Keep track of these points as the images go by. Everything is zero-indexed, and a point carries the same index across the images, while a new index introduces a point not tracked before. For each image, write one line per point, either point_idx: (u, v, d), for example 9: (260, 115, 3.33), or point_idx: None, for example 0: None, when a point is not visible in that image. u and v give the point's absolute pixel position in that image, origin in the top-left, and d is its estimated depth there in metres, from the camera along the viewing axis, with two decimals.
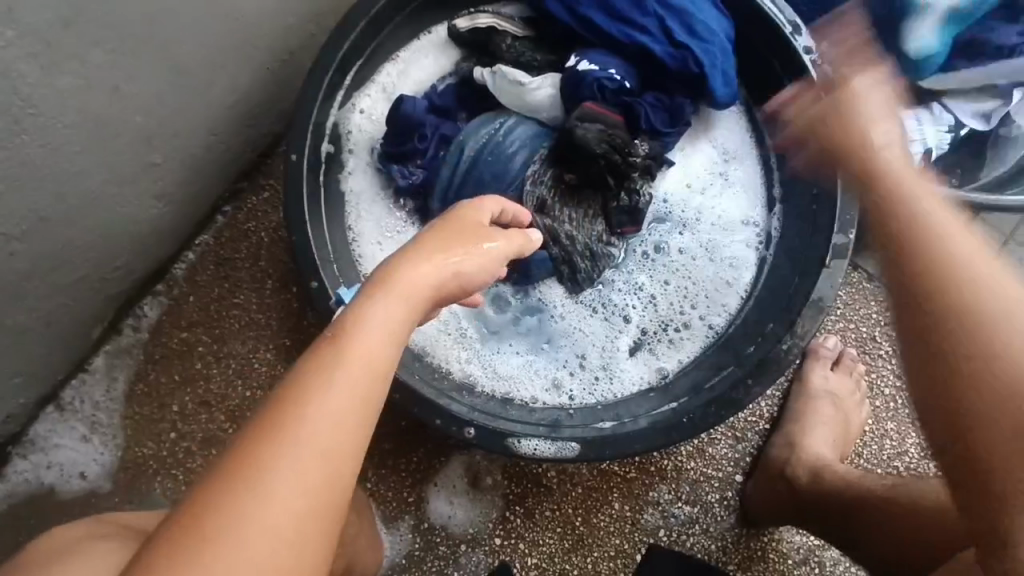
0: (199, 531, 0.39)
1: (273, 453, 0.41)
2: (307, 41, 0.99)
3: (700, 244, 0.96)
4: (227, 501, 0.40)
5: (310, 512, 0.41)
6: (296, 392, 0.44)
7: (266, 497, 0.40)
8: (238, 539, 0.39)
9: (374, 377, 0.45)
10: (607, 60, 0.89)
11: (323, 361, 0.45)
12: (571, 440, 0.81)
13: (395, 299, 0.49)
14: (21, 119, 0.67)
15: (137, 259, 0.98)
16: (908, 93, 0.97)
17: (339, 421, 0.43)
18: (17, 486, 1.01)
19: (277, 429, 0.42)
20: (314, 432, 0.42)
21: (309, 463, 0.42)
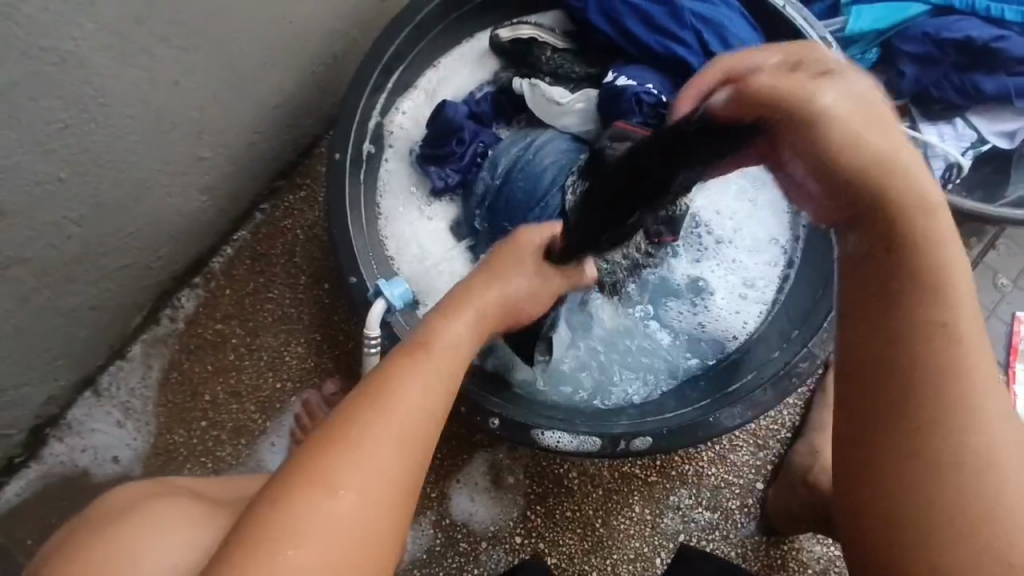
0: (305, 488, 0.47)
1: (373, 429, 0.50)
2: (351, 46, 1.03)
3: (722, 269, 0.99)
4: (334, 456, 0.48)
5: (406, 463, 0.50)
6: (386, 376, 0.55)
7: (367, 456, 0.49)
8: (352, 476, 0.48)
9: (445, 367, 0.58)
10: (645, 75, 0.92)
11: (404, 358, 0.57)
12: (594, 435, 0.84)
13: (456, 317, 0.64)
14: (89, 107, 0.72)
15: (179, 249, 1.01)
16: (933, 109, 1.00)
17: (424, 399, 0.54)
18: (51, 468, 1.04)
19: (376, 403, 0.52)
20: (406, 408, 0.53)
21: (396, 431, 0.51)
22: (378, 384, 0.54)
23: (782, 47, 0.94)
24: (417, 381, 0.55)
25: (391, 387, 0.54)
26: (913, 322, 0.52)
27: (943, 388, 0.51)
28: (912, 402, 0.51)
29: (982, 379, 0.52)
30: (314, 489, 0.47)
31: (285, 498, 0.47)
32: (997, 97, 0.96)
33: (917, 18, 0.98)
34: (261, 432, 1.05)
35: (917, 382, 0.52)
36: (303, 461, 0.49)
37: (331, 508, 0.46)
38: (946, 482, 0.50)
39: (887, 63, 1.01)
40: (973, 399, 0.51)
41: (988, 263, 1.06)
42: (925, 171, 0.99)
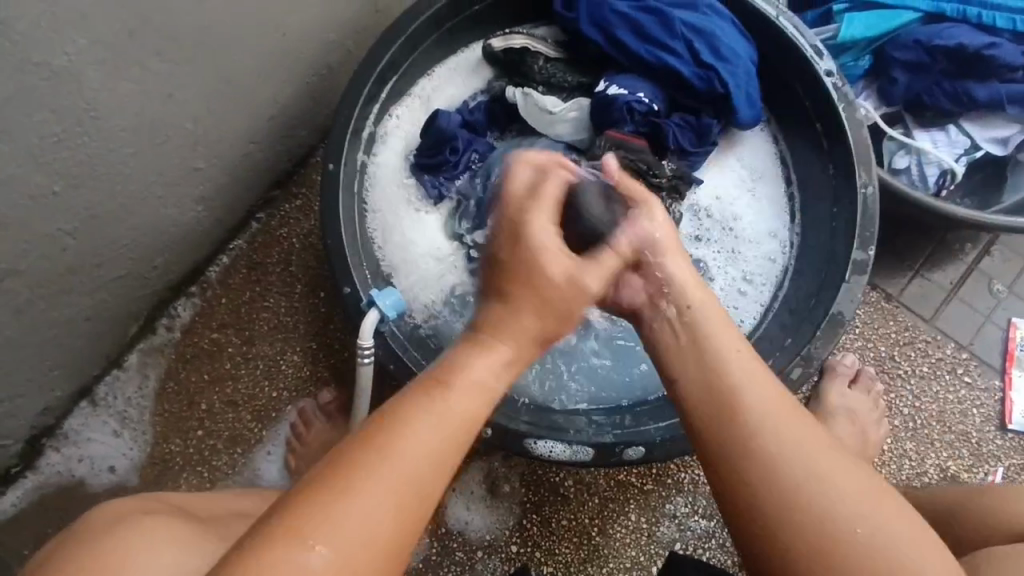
0: (285, 550, 0.42)
1: (368, 489, 0.45)
2: (345, 56, 1.04)
3: (723, 258, 0.98)
4: (328, 509, 0.44)
5: (402, 522, 0.45)
6: (402, 412, 0.48)
7: (357, 513, 0.44)
8: (340, 535, 0.43)
9: (465, 414, 0.50)
10: (637, 84, 0.92)
11: (423, 398, 0.50)
12: (586, 444, 0.84)
13: (492, 345, 0.54)
14: (83, 120, 0.72)
15: (175, 260, 1.01)
16: (925, 115, 1.00)
17: (434, 450, 0.48)
18: (48, 478, 1.04)
19: (381, 453, 0.46)
20: (413, 461, 0.47)
21: (399, 487, 0.46)
22: (388, 422, 0.48)
23: (774, 55, 0.95)
24: (429, 428, 0.48)
25: (399, 434, 0.47)
26: (715, 381, 0.56)
27: (757, 441, 0.53)
28: (738, 459, 0.53)
29: (792, 428, 0.54)
30: (293, 549, 0.42)
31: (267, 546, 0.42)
32: (989, 104, 0.96)
33: (908, 26, 0.98)
34: (257, 442, 1.05)
35: (741, 438, 0.53)
36: (294, 513, 0.44)
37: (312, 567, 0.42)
38: (806, 536, 0.50)
39: (880, 70, 1.01)
40: (788, 450, 0.52)
41: (983, 269, 1.06)
42: (918, 177, 0.99)
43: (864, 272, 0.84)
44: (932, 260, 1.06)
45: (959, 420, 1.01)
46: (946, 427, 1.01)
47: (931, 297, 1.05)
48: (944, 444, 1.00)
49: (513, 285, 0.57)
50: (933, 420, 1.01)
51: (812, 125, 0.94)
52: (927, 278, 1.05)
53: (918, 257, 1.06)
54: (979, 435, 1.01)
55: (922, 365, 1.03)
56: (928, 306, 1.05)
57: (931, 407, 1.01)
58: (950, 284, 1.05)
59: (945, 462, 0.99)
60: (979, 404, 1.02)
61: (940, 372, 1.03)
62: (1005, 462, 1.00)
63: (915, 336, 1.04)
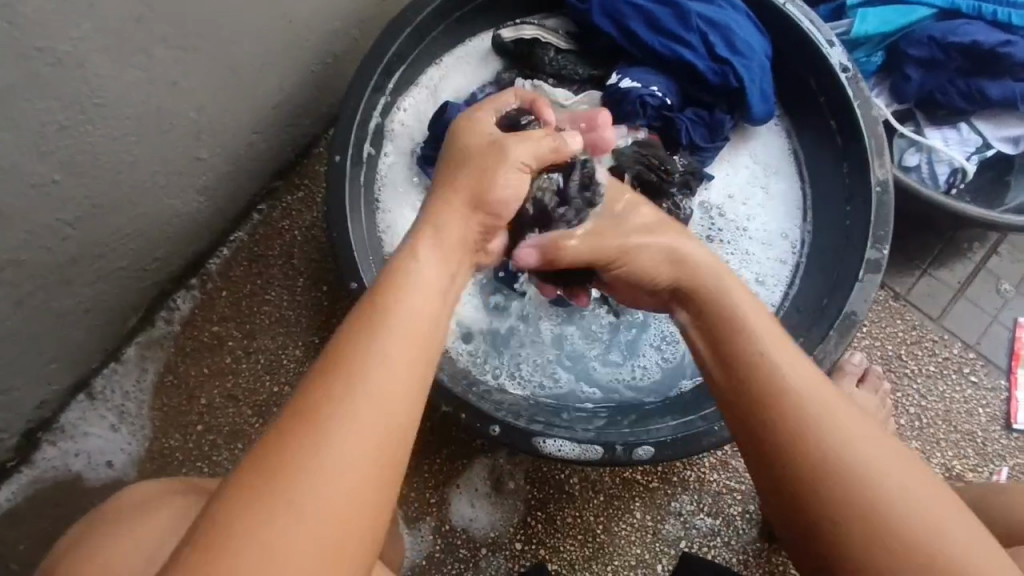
0: (273, 484, 0.41)
1: (345, 407, 0.43)
2: (351, 44, 1.01)
3: (735, 258, 0.97)
4: (292, 455, 0.42)
5: (374, 453, 0.43)
6: (351, 343, 0.46)
7: (326, 453, 0.42)
8: (309, 478, 0.41)
9: (423, 318, 0.49)
10: (649, 77, 0.91)
11: (371, 309, 0.48)
12: (596, 443, 0.83)
13: (427, 254, 0.55)
14: (87, 109, 0.70)
15: (176, 251, 0.99)
16: (937, 113, 1.00)
17: (394, 372, 0.46)
18: (44, 472, 1.02)
19: (347, 369, 0.45)
20: (381, 371, 0.45)
21: (367, 417, 0.43)
22: (340, 356, 0.46)
23: (787, 49, 0.94)
24: (382, 351, 0.46)
25: (361, 350, 0.46)
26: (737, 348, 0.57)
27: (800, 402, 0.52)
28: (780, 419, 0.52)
29: (830, 392, 0.53)
30: (281, 484, 0.41)
31: (234, 506, 0.40)
32: (1002, 103, 0.96)
33: (921, 22, 0.97)
34: (258, 437, 1.04)
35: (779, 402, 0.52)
36: (274, 448, 0.42)
37: (287, 512, 0.40)
38: (875, 517, 0.47)
39: (892, 67, 1.00)
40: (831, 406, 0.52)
41: (991, 268, 1.05)
42: (929, 176, 0.99)
43: (878, 271, 0.84)
44: (940, 259, 1.05)
45: (965, 419, 1.01)
46: (951, 426, 1.01)
47: (939, 296, 1.04)
48: (949, 443, 1.00)
49: (438, 211, 0.59)
50: (939, 419, 1.01)
51: (825, 122, 0.93)
52: (935, 277, 1.05)
53: (927, 256, 1.05)
54: (984, 434, 1.01)
55: (929, 365, 1.03)
56: (936, 305, 1.04)
57: (937, 406, 1.01)
58: (957, 283, 1.05)
59: (950, 461, 1.00)
60: (985, 404, 1.02)
61: (946, 371, 1.02)
62: (1010, 461, 1.00)
63: (923, 335, 1.03)
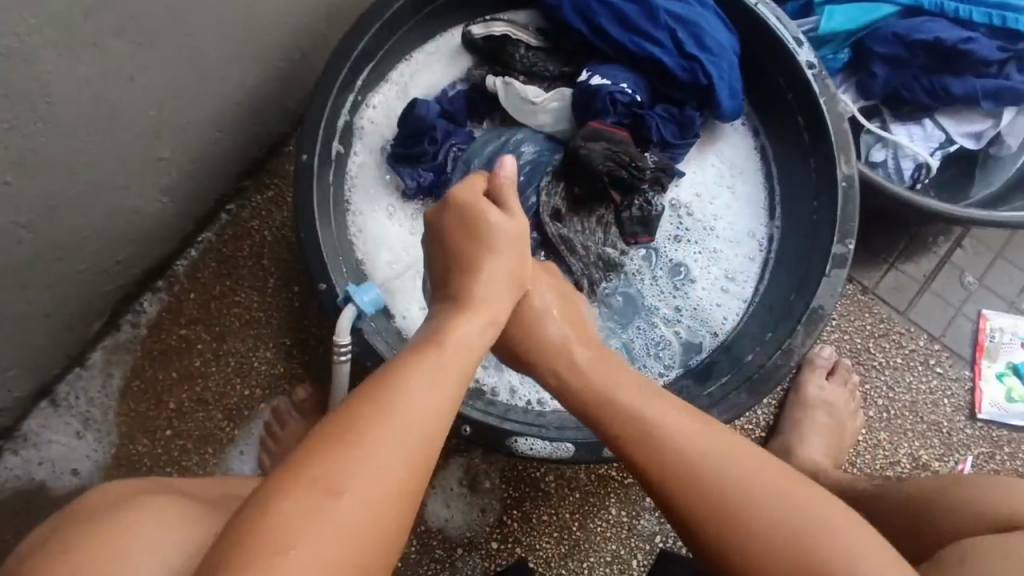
0: (310, 488, 0.44)
1: (384, 427, 0.48)
2: (318, 41, 1.00)
3: (703, 257, 0.98)
4: (349, 451, 0.46)
5: (417, 459, 0.48)
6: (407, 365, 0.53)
7: (378, 451, 0.47)
8: (360, 472, 0.45)
9: (460, 368, 0.55)
10: (619, 75, 0.91)
11: (419, 352, 0.55)
12: (568, 441, 0.83)
13: (469, 314, 0.62)
14: (37, 106, 0.68)
15: (140, 253, 0.97)
16: (902, 110, 1.01)
17: (441, 394, 0.52)
18: (6, 482, 0.99)
19: (387, 397, 0.50)
20: (417, 405, 0.50)
21: (418, 425, 0.49)
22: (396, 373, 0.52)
23: (755, 46, 0.94)
24: (433, 374, 0.53)
25: (405, 383, 0.51)
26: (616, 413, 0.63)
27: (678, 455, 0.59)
28: (660, 474, 0.59)
29: (708, 437, 0.61)
30: (320, 490, 0.44)
31: (291, 493, 0.44)
32: (964, 99, 0.97)
33: (886, 19, 0.99)
34: (229, 441, 1.02)
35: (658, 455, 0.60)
36: (314, 456, 0.46)
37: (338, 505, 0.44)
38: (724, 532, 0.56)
39: (858, 64, 1.02)
40: (702, 451, 0.59)
41: (955, 261, 1.08)
42: (894, 171, 1.00)
43: (844, 265, 0.85)
44: (906, 252, 1.07)
45: (931, 410, 1.03)
46: (918, 417, 1.03)
47: (906, 290, 1.06)
48: (916, 433, 1.02)
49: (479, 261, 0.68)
50: (906, 411, 1.03)
51: (793, 118, 0.94)
52: (902, 270, 1.07)
53: (893, 250, 1.07)
54: (950, 424, 1.03)
55: (896, 357, 1.04)
56: (903, 299, 1.06)
57: (904, 398, 1.03)
58: (923, 276, 1.07)
59: (917, 451, 1.02)
60: (950, 394, 1.04)
61: (913, 363, 1.04)
62: (973, 450, 1.02)
63: (890, 328, 1.05)
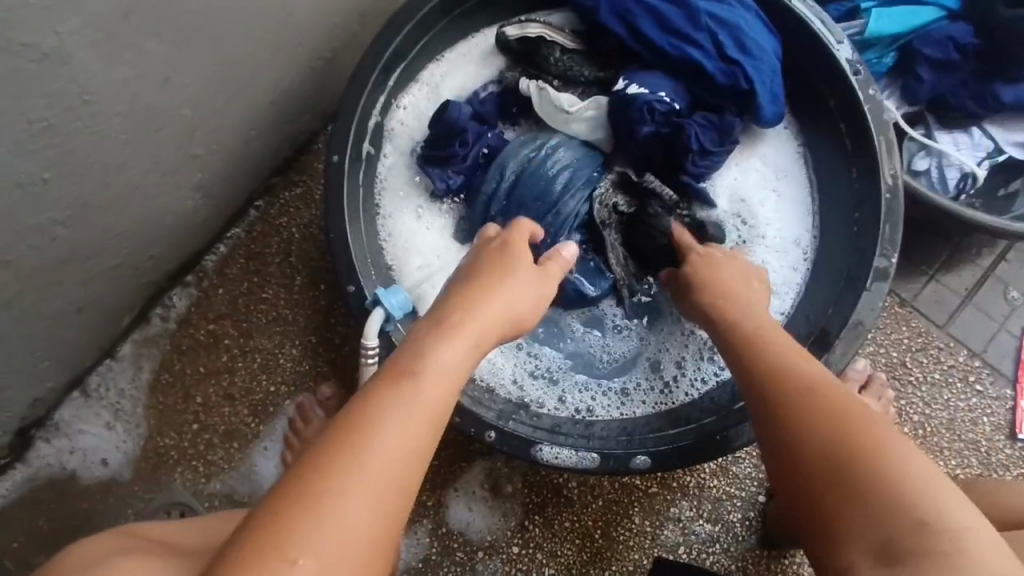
0: (268, 553, 0.43)
1: (340, 489, 0.45)
2: (351, 39, 0.99)
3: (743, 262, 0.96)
4: (301, 518, 0.44)
5: (376, 522, 0.46)
6: (369, 411, 0.49)
7: (333, 519, 0.44)
8: (315, 543, 0.43)
9: (436, 410, 0.51)
10: (659, 83, 0.89)
11: (390, 389, 0.50)
12: (592, 450, 0.82)
13: (450, 337, 0.55)
14: (76, 106, 0.68)
15: (171, 249, 0.98)
16: (949, 117, 0.98)
17: (404, 447, 0.48)
18: (38, 470, 1.01)
19: (352, 449, 0.46)
20: (380, 461, 0.47)
21: (376, 486, 0.46)
22: (356, 422, 0.48)
23: (798, 50, 0.92)
24: (398, 423, 0.48)
25: (372, 428, 0.48)
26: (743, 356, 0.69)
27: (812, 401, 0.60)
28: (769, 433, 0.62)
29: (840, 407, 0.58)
30: (277, 557, 0.42)
31: (241, 563, 0.42)
32: (1015, 106, 0.95)
33: (935, 24, 0.96)
34: (253, 437, 1.03)
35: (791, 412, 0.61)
36: (274, 514, 0.44)
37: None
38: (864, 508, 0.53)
39: (904, 68, 0.98)
40: (861, 415, 0.58)
41: (999, 275, 1.04)
42: (938, 181, 0.97)
43: (886, 279, 0.82)
44: (948, 264, 1.04)
45: (969, 428, 1.00)
46: (955, 435, 0.99)
47: (946, 303, 1.03)
48: (952, 452, 0.99)
49: (465, 294, 0.60)
50: (943, 428, 1.00)
51: (835, 125, 0.91)
52: (942, 283, 1.03)
53: (934, 262, 1.04)
54: (988, 444, 0.99)
55: (934, 372, 1.01)
56: (942, 312, 1.03)
57: (941, 415, 1.00)
58: (964, 290, 1.03)
59: (953, 470, 0.98)
60: (990, 413, 1.00)
61: (951, 379, 1.01)
62: (1013, 471, 0.98)
63: (929, 342, 1.02)
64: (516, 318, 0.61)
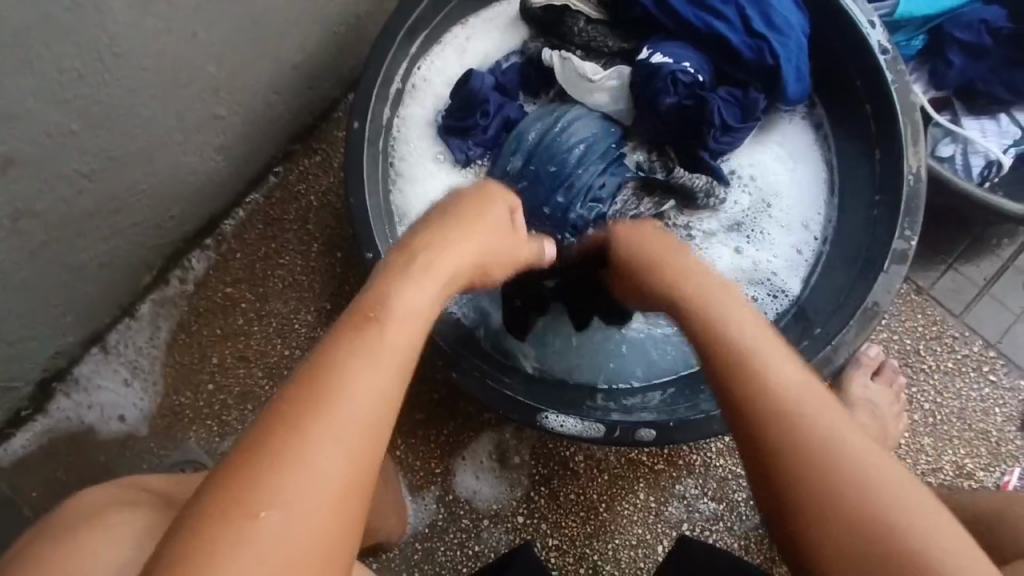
0: (240, 497, 0.42)
1: (311, 435, 0.44)
2: (374, 7, 1.00)
3: (754, 243, 0.95)
4: (271, 466, 0.43)
5: (349, 467, 0.44)
6: (333, 357, 0.47)
7: (303, 466, 0.43)
8: (286, 491, 0.42)
9: (404, 347, 0.50)
10: (682, 53, 0.88)
11: (352, 335, 0.49)
12: (598, 421, 0.83)
13: (413, 282, 0.56)
14: (105, 57, 0.69)
15: (191, 210, 0.99)
16: (977, 103, 0.97)
17: (373, 388, 0.47)
18: (57, 422, 1.03)
19: (318, 394, 0.45)
20: (353, 403, 0.46)
21: (344, 434, 0.45)
22: (322, 368, 0.47)
23: (824, 29, 0.91)
24: (362, 365, 0.47)
25: (336, 372, 0.47)
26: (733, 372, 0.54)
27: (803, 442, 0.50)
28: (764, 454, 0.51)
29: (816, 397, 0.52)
30: (251, 500, 0.42)
31: (213, 511, 0.41)
32: None
33: (965, 8, 0.95)
34: (267, 399, 1.04)
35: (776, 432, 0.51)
36: (251, 457, 0.43)
37: (269, 523, 0.41)
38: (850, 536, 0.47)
39: (933, 51, 0.97)
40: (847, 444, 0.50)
41: (1019, 266, 1.03)
42: (962, 168, 0.95)
43: (904, 261, 0.81)
44: (967, 254, 1.03)
45: (980, 418, 0.99)
46: (966, 424, 0.99)
47: (963, 292, 1.02)
48: (962, 441, 0.99)
49: (421, 245, 0.61)
50: (953, 417, 0.99)
51: (860, 107, 0.90)
52: (961, 272, 1.02)
53: (952, 252, 1.03)
54: (999, 434, 0.99)
55: (947, 361, 1.01)
56: (959, 301, 1.02)
57: (952, 404, 1.00)
58: (983, 280, 1.02)
59: (962, 460, 0.98)
60: (1002, 404, 1.00)
61: (965, 369, 1.00)
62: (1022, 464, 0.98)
63: (943, 331, 1.01)
64: (485, 259, 0.66)
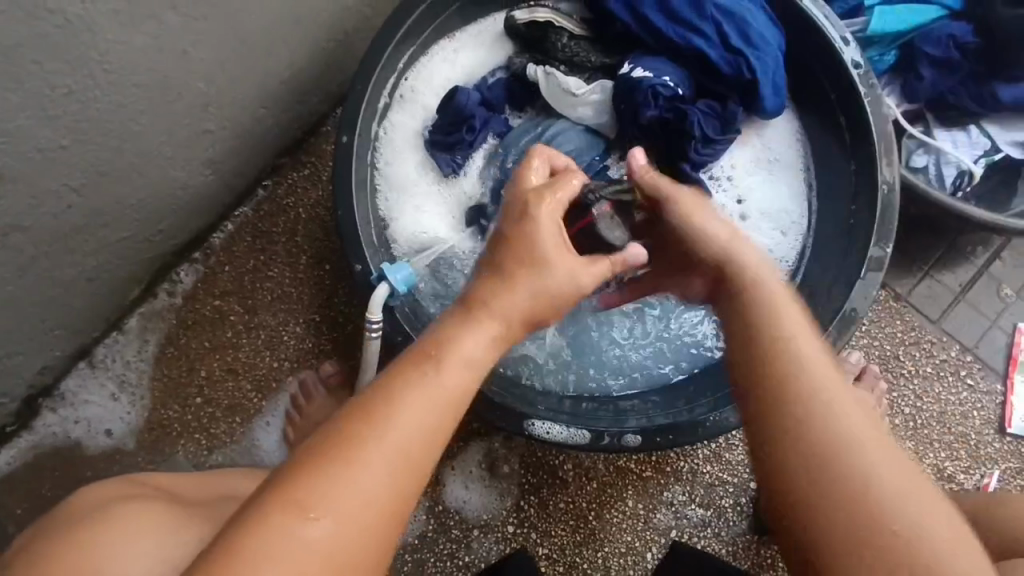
0: (288, 505, 0.44)
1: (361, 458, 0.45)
2: (362, 23, 1.01)
3: None
4: (319, 480, 0.44)
5: (393, 496, 0.46)
6: (396, 385, 0.50)
7: (351, 484, 0.45)
8: (329, 506, 0.44)
9: (459, 387, 0.51)
10: (660, 67, 0.90)
11: (413, 369, 0.51)
12: (585, 427, 0.84)
13: (477, 324, 0.56)
14: (96, 74, 0.70)
15: (180, 223, 1.00)
16: (948, 115, 1.00)
17: (426, 420, 0.48)
18: (44, 438, 1.03)
19: (375, 416, 0.47)
20: (404, 432, 0.47)
21: (392, 460, 0.46)
22: (383, 395, 0.49)
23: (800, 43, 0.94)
24: (419, 399, 0.49)
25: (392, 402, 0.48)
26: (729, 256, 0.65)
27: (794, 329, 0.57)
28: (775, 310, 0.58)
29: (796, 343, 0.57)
30: (296, 509, 0.43)
31: (259, 519, 0.43)
32: (1014, 107, 0.97)
33: (937, 23, 0.98)
34: (256, 411, 1.05)
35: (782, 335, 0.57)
36: (304, 468, 0.45)
37: (306, 535, 0.43)
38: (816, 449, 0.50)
39: (905, 65, 1.00)
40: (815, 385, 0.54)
41: (993, 273, 1.05)
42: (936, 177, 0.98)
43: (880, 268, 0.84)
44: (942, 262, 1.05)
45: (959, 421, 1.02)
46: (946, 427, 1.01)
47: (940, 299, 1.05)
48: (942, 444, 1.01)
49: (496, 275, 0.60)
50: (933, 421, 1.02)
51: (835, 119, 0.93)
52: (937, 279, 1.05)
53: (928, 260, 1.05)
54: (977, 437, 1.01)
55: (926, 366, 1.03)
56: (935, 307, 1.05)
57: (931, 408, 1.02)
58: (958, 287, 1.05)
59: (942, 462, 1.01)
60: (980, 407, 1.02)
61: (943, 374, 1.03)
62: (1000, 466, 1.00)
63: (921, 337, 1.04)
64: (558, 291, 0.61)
